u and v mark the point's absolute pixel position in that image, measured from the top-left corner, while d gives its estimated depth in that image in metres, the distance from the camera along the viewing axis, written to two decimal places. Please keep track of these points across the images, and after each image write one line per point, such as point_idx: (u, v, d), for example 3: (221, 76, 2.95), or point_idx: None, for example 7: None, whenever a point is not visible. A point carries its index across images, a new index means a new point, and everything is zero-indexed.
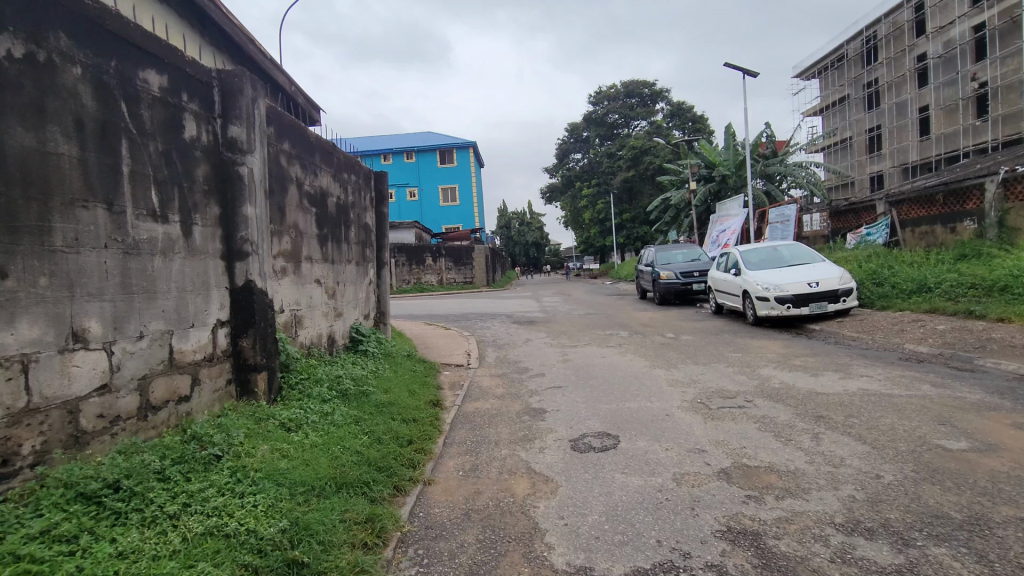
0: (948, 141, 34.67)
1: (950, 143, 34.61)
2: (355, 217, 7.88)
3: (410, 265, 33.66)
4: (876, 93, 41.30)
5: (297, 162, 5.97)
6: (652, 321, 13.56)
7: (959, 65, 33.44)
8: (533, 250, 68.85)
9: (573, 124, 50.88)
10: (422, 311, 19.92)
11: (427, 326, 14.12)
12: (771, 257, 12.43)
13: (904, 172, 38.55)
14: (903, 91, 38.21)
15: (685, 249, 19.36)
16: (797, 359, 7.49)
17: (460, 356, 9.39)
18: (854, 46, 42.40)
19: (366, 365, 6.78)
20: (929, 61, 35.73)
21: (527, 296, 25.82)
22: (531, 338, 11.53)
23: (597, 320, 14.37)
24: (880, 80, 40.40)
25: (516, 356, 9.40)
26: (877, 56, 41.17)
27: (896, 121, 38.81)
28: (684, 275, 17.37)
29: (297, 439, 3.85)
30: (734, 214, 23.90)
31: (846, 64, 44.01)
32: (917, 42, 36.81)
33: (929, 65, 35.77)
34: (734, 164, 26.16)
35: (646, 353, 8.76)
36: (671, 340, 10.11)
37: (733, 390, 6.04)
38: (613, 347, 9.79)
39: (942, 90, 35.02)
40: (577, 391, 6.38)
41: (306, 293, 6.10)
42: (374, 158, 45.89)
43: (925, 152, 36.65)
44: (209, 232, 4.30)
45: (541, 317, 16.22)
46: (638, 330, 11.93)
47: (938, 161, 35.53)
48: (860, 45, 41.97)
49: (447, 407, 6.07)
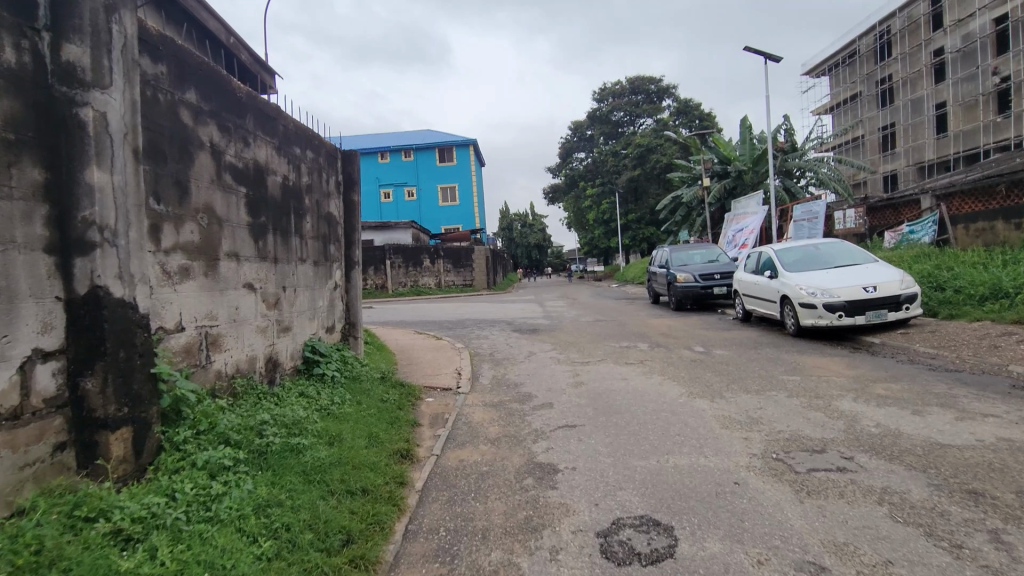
0: (968, 139, 33.00)
1: (971, 141, 32.88)
2: (313, 204, 6.22)
3: (407, 268, 32.09)
4: (890, 89, 39.55)
5: (212, 121, 4.31)
6: (672, 330, 11.90)
7: (981, 59, 31.77)
8: (535, 252, 67.15)
9: (576, 122, 49.16)
10: (415, 318, 18.25)
11: (416, 335, 12.47)
12: (809, 256, 10.76)
13: (920, 170, 36.83)
14: (918, 87, 36.43)
15: (703, 249, 17.68)
16: (878, 387, 5.83)
17: (448, 376, 7.72)
18: (866, 42, 40.78)
19: (316, 399, 5.10)
20: (946, 56, 34.05)
21: (529, 300, 24.16)
22: (536, 351, 9.84)
23: (609, 328, 12.66)
24: (893, 76, 38.74)
25: (518, 376, 7.73)
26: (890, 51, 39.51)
27: (910, 119, 36.96)
28: (703, 278, 15.67)
29: (122, 568, 2.18)
30: (752, 212, 22.19)
31: (857, 60, 42.26)
32: (933, 36, 35.17)
33: (946, 60, 34.15)
34: (750, 159, 24.50)
35: (677, 375, 7.10)
36: (704, 355, 8.45)
37: (816, 437, 4.35)
38: (634, 364, 8.10)
39: (961, 86, 33.28)
40: (598, 435, 4.72)
41: (227, 303, 4.44)
42: (371, 156, 44.38)
43: (942, 151, 34.98)
44: (14, 208, 2.69)
45: (545, 324, 14.54)
46: (659, 341, 10.26)
47: (957, 159, 33.84)
48: (873, 41, 40.34)
49: (421, 460, 4.40)
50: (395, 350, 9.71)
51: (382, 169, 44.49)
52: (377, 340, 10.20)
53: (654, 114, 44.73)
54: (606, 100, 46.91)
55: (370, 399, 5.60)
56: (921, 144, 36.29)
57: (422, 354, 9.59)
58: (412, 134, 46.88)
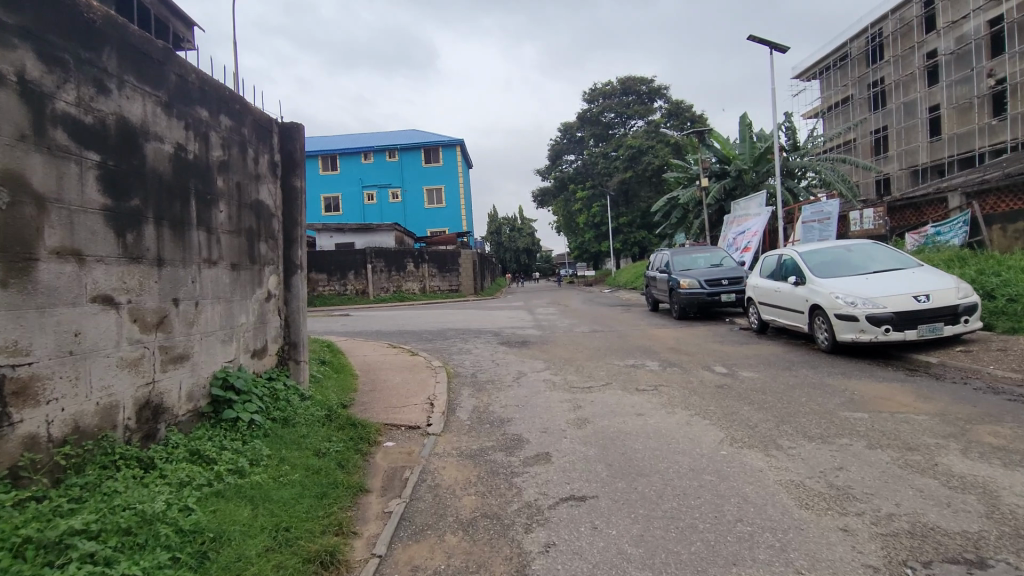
0: (962, 142, 32.05)
1: (966, 144, 31.94)
2: (231, 187, 4.66)
3: (390, 272, 30.53)
4: (882, 92, 38.57)
5: (27, 47, 2.80)
6: (681, 344, 10.43)
7: (976, 60, 30.83)
8: (523, 256, 65.67)
9: (566, 123, 47.71)
10: (395, 326, 16.63)
11: (390, 350, 10.89)
12: (839, 259, 9.34)
13: (913, 175, 35.84)
14: (911, 90, 35.47)
15: (706, 253, 16.28)
16: (984, 434, 4.35)
17: (418, 408, 6.13)
18: (857, 45, 39.79)
19: (211, 466, 3.54)
20: (940, 58, 33.10)
21: (518, 307, 22.64)
22: (529, 371, 8.30)
23: (610, 341, 11.20)
24: (885, 79, 37.82)
25: (504, 408, 6.21)
26: (883, 54, 38.55)
27: (903, 122, 35.95)
28: (709, 284, 14.24)
29: None
30: (754, 213, 20.87)
31: (848, 63, 41.29)
32: (926, 39, 34.18)
33: (940, 62, 33.19)
34: (751, 159, 23.25)
35: (709, 408, 5.60)
36: (731, 379, 6.97)
37: (958, 532, 2.87)
38: (648, 390, 6.61)
39: (955, 88, 32.31)
40: (622, 523, 3.19)
41: (54, 327, 2.90)
42: (354, 156, 42.85)
43: (936, 154, 34.02)
44: None
45: (537, 335, 13.04)
46: (670, 358, 8.79)
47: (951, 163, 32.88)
48: (864, 44, 39.33)
49: (355, 569, 2.86)
50: (360, 373, 8.13)
51: (366, 169, 42.95)
52: (340, 360, 8.61)
53: (646, 116, 43.45)
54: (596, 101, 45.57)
55: (298, 457, 4.05)
56: (915, 147, 35.28)
57: (392, 376, 8.01)
58: (397, 134, 45.34)
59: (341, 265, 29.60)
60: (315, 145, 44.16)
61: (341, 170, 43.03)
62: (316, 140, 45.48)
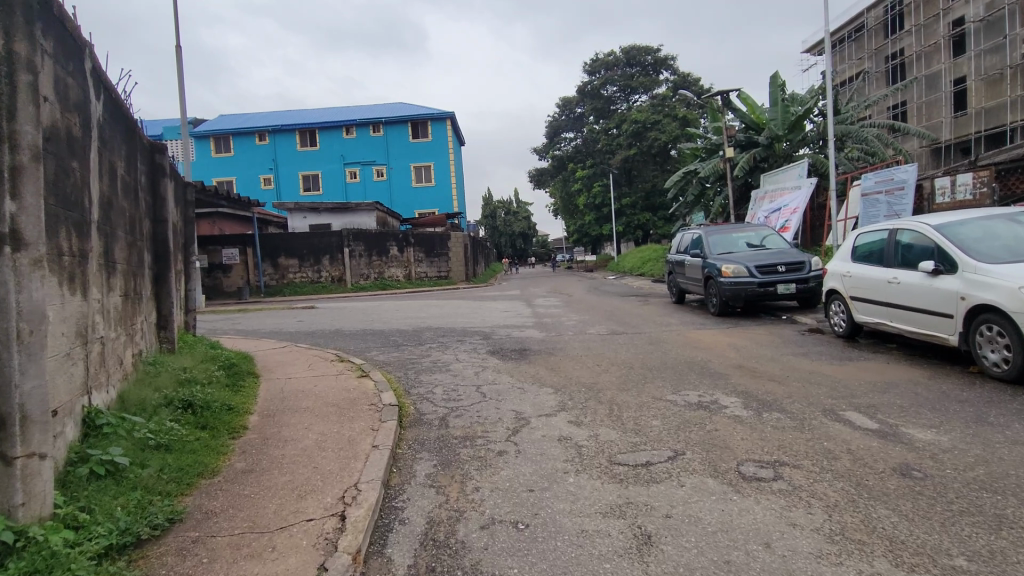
0: (993, 117, 28.77)
1: (995, 119, 28.66)
2: None
3: (370, 257, 27.24)
4: (901, 65, 34.89)
5: None
6: (751, 358, 7.23)
7: (1008, 27, 27.37)
8: (519, 240, 62.38)
9: (564, 98, 43.90)
10: (362, 323, 13.52)
11: (334, 366, 7.71)
12: (1002, 234, 6.14)
13: (935, 154, 32.56)
14: (934, 62, 31.95)
15: (748, 231, 13.13)
16: None
17: (308, 538, 2.94)
18: (875, 15, 36.23)
19: None
20: (967, 26, 29.73)
21: (515, 296, 19.56)
22: (534, 418, 5.11)
23: (647, 353, 7.96)
24: (906, 51, 34.29)
25: (486, 532, 3.03)
26: (903, 24, 34.99)
27: (924, 95, 32.41)
28: (760, 271, 11.06)
29: None
30: (792, 186, 17.62)
31: (864, 34, 37.49)
32: (954, 5, 30.68)
33: (968, 31, 29.81)
34: (785, 124, 19.86)
35: (956, 563, 2.47)
36: (905, 450, 3.81)
37: None
38: (769, 481, 3.42)
39: (983, 59, 28.99)
40: None
41: None
42: (334, 130, 39.33)
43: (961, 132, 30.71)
44: None
45: (540, 339, 9.81)
46: (756, 390, 5.61)
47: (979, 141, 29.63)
48: (882, 13, 35.83)
49: None
50: (257, 424, 4.92)
51: (347, 145, 39.46)
52: (239, 402, 5.43)
53: (650, 89, 40.01)
54: (597, 73, 41.96)
55: None
56: (937, 124, 31.87)
57: (308, 428, 4.80)
58: (383, 107, 41.71)
59: (315, 248, 26.25)
60: (292, 118, 40.56)
61: (321, 146, 39.54)
62: (293, 114, 41.89)
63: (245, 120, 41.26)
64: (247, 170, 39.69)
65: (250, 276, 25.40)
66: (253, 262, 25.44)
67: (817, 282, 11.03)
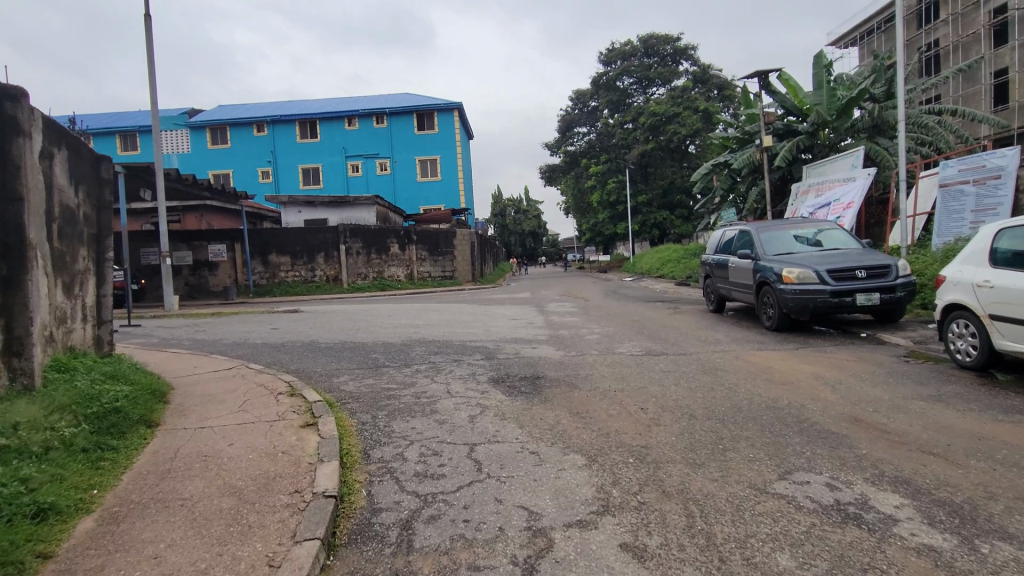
0: None
1: None
2: None
3: (369, 255, 25.25)
4: (937, 57, 32.12)
5: None
6: (864, 403, 5.08)
7: None
8: (529, 239, 60.35)
9: (579, 90, 41.57)
10: (344, 333, 11.49)
11: (278, 402, 5.64)
12: None
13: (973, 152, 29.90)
14: (974, 53, 29.18)
15: (806, 228, 10.89)
16: None
17: None
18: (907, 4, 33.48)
19: None
20: (1011, 14, 26.93)
21: (525, 300, 17.46)
22: (558, 537, 2.93)
23: (707, 389, 5.79)
24: (941, 41, 31.51)
25: None
26: (938, 14, 32.20)
27: (961, 89, 29.67)
28: (832, 276, 8.84)
29: None
30: (844, 178, 15.35)
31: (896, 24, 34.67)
32: None
33: (1012, 19, 27.05)
34: (834, 109, 17.53)
35: None
36: None
37: None
38: None
39: None
40: None
41: None
42: (336, 121, 37.37)
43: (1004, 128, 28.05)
44: None
45: (558, 361, 7.66)
46: (923, 479, 3.40)
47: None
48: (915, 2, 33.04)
49: None
50: (76, 547, 2.79)
51: (349, 137, 37.50)
52: (79, 493, 3.31)
53: (668, 80, 37.66)
54: (612, 64, 39.54)
55: None
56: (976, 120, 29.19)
57: (157, 563, 2.66)
58: (388, 97, 39.69)
59: (309, 244, 24.22)
60: (293, 108, 38.62)
61: (322, 138, 37.57)
62: (294, 104, 39.99)
63: (244, 110, 39.38)
64: (245, 163, 37.87)
65: (238, 275, 23.42)
66: (242, 259, 23.45)
67: (905, 292, 8.81)
